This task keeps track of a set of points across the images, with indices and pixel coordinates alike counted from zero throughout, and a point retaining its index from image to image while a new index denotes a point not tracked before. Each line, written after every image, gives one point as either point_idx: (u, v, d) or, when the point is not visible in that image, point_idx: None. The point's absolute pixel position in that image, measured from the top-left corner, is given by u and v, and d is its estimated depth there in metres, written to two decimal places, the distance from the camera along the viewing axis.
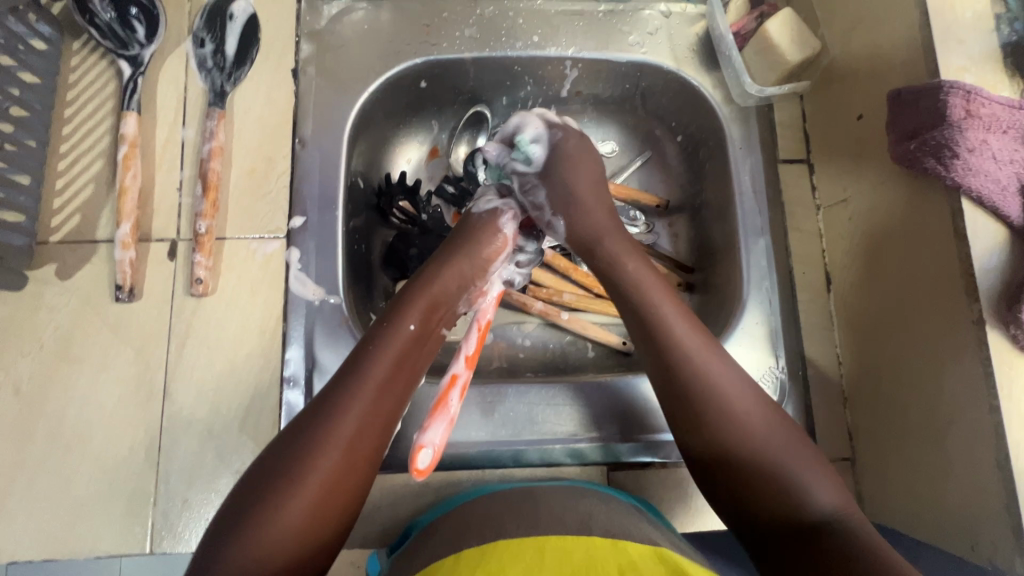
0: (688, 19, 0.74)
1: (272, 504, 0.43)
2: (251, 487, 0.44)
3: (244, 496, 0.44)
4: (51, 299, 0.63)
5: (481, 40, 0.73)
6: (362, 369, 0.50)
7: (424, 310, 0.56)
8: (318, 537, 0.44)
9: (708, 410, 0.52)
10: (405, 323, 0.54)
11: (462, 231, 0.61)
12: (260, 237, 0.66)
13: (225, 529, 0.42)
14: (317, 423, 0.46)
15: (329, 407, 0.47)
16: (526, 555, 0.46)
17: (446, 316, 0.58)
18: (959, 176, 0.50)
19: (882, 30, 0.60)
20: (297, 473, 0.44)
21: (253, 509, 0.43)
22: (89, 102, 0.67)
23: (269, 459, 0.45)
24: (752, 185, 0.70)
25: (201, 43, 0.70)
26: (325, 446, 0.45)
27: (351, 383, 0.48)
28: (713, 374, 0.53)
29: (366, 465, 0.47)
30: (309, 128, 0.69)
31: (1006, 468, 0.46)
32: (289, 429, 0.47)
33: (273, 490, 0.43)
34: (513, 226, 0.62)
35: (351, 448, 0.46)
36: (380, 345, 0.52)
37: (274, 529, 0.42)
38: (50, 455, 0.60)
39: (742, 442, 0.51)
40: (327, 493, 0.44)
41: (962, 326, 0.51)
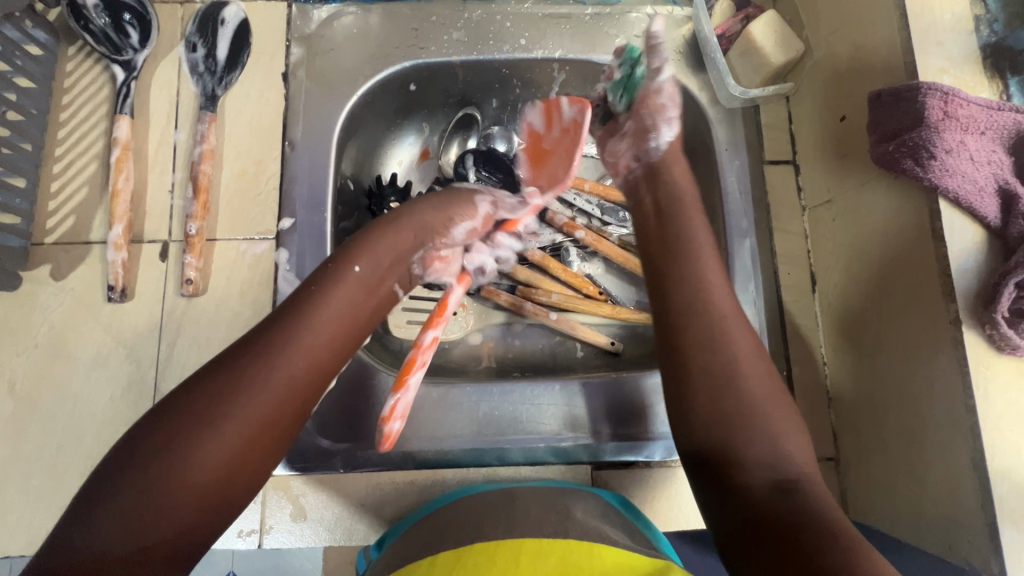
0: (674, 21, 0.75)
1: (185, 441, 0.42)
2: (164, 420, 0.43)
3: (152, 429, 0.43)
4: (46, 299, 0.65)
5: (469, 43, 0.74)
6: (299, 316, 0.49)
7: (377, 263, 0.57)
8: (228, 485, 0.43)
9: (709, 362, 0.50)
10: (355, 273, 0.54)
11: (438, 196, 0.64)
12: (250, 238, 0.67)
13: (130, 453, 0.41)
14: (250, 359, 0.46)
15: (257, 350, 0.46)
16: (504, 557, 0.47)
17: (398, 268, 0.59)
18: (936, 177, 0.50)
19: (863, 30, 0.60)
20: (213, 412, 0.43)
21: (164, 440, 0.42)
22: (84, 107, 0.69)
23: (184, 394, 0.44)
24: (737, 186, 0.71)
25: (194, 48, 0.71)
26: (249, 389, 0.44)
27: (288, 328, 0.48)
28: (724, 305, 0.53)
29: (291, 420, 0.47)
30: (299, 131, 0.70)
31: (982, 467, 0.47)
32: (209, 368, 0.46)
33: (186, 429, 0.42)
34: (486, 204, 0.67)
35: (281, 395, 0.46)
36: (325, 289, 0.52)
37: (186, 465, 0.41)
38: (44, 452, 0.62)
39: (733, 411, 0.49)
40: (248, 437, 0.44)
41: (940, 326, 0.51)
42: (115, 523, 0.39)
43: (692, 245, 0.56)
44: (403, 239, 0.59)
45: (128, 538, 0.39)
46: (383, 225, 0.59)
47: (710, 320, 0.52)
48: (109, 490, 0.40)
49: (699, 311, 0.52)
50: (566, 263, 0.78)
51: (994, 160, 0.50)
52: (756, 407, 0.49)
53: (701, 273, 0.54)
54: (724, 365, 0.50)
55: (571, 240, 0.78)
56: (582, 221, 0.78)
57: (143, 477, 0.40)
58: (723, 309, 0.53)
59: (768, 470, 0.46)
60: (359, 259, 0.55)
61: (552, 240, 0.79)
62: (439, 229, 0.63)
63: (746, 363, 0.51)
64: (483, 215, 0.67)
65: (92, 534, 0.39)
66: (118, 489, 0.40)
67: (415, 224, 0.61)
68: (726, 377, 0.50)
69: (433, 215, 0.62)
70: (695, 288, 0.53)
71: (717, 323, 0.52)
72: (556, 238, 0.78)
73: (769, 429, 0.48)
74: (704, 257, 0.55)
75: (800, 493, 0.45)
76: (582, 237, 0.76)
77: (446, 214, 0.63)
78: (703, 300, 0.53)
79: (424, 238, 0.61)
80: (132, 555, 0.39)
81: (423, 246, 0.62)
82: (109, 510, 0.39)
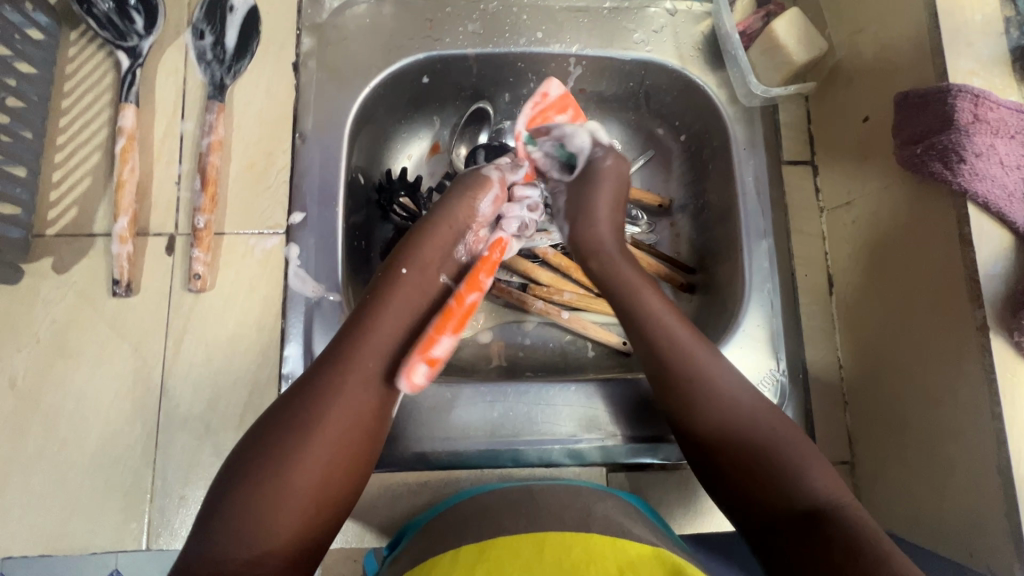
0: (693, 17, 0.74)
1: (282, 457, 0.45)
2: (260, 442, 0.46)
3: (248, 451, 0.46)
4: (47, 292, 0.63)
5: (484, 35, 0.72)
6: (361, 329, 0.52)
7: (423, 264, 0.57)
8: (327, 491, 0.46)
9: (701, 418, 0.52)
10: (402, 277, 0.56)
11: (456, 187, 0.63)
12: (260, 233, 0.66)
13: (235, 476, 0.45)
14: (326, 376, 0.49)
15: (330, 366, 0.49)
16: (527, 549, 0.46)
17: (444, 264, 0.59)
18: (966, 182, 0.49)
19: (889, 30, 0.59)
20: (302, 426, 0.46)
21: (263, 460, 0.45)
22: (87, 94, 0.67)
23: (272, 416, 0.47)
24: (755, 186, 0.70)
25: (201, 35, 0.69)
26: (330, 399, 0.48)
27: (352, 341, 0.51)
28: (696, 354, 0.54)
29: (372, 422, 0.50)
30: (310, 123, 0.68)
31: (1007, 475, 0.46)
32: (291, 390, 0.49)
33: (280, 445, 0.45)
34: (498, 171, 0.65)
35: (359, 403, 0.49)
36: (381, 296, 0.55)
37: (288, 479, 0.44)
38: (46, 450, 0.60)
39: (746, 455, 0.50)
40: (338, 446, 0.47)
41: (965, 332, 0.50)
42: (234, 538, 0.42)
43: (653, 317, 0.56)
44: (442, 237, 0.59)
45: (248, 547, 0.42)
46: (419, 230, 0.60)
47: (692, 392, 0.53)
48: (221, 512, 0.43)
49: (683, 387, 0.53)
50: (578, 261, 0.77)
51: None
52: (758, 451, 0.50)
53: (675, 339, 0.55)
54: (716, 424, 0.51)
55: None
56: None
57: (252, 496, 0.43)
58: (706, 368, 0.54)
59: (790, 498, 0.47)
60: (406, 263, 0.57)
61: (564, 238, 0.77)
62: (472, 219, 0.62)
63: (743, 412, 0.52)
64: (500, 183, 0.64)
65: (217, 553, 0.42)
66: (228, 507, 0.43)
67: (447, 219, 0.60)
68: (732, 432, 0.51)
69: (465, 206, 0.61)
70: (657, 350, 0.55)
71: (701, 388, 0.53)
72: None
73: (788, 460, 0.49)
74: (664, 315, 0.56)
75: (825, 512, 0.46)
76: None
77: (476, 203, 0.62)
78: (685, 368, 0.53)
79: (460, 230, 0.61)
80: (251, 564, 0.41)
81: (464, 240, 0.61)
82: (225, 527, 0.42)
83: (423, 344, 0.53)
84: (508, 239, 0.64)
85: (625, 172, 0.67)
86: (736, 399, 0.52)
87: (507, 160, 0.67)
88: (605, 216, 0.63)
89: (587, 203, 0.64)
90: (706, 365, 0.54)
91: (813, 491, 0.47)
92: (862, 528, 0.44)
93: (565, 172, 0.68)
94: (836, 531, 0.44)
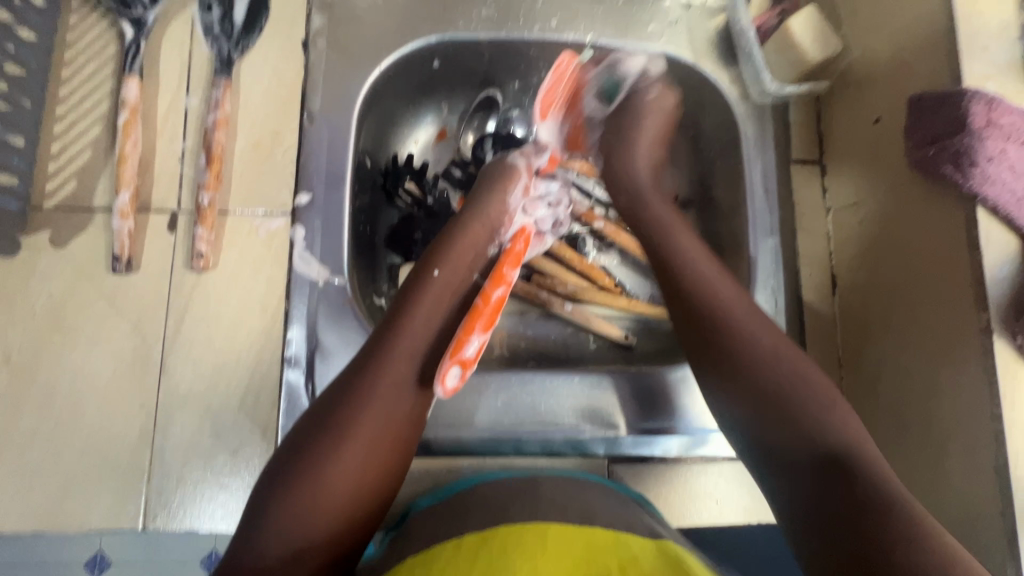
0: (708, 11, 0.73)
1: (318, 462, 0.45)
2: (297, 448, 0.46)
3: (288, 455, 0.46)
4: (44, 267, 0.61)
5: (498, 20, 0.71)
6: (394, 329, 0.53)
7: (453, 260, 0.59)
8: (365, 491, 0.46)
9: (730, 334, 0.51)
10: (433, 274, 0.57)
11: (481, 186, 0.65)
12: (265, 213, 0.65)
13: (274, 483, 0.45)
14: (361, 380, 0.49)
15: (363, 370, 0.50)
16: (530, 541, 0.45)
17: (476, 262, 0.61)
18: (977, 185, 0.50)
19: (905, 32, 0.59)
20: (338, 430, 0.47)
21: (299, 465, 0.45)
22: (90, 64, 0.65)
23: (308, 424, 0.48)
24: (763, 184, 0.70)
25: (209, 8, 0.68)
26: (368, 399, 0.48)
27: (386, 344, 0.51)
28: (717, 290, 0.54)
29: (407, 422, 0.50)
30: (318, 103, 0.67)
31: (1004, 474, 0.48)
32: (327, 395, 0.49)
33: (318, 447, 0.46)
34: (523, 161, 0.68)
35: (391, 405, 0.49)
36: (416, 295, 0.55)
37: (325, 484, 0.45)
38: (40, 427, 0.59)
39: (773, 379, 0.49)
40: (371, 448, 0.47)
41: (968, 334, 0.51)
42: (277, 539, 0.43)
43: (679, 252, 0.58)
44: (474, 237, 0.61)
45: (281, 544, 0.43)
46: (452, 230, 0.61)
47: (732, 353, 0.51)
48: (263, 514, 0.44)
49: (707, 317, 0.53)
50: (582, 254, 0.77)
51: None
52: (777, 386, 0.48)
53: (721, 302, 0.53)
54: (738, 364, 0.50)
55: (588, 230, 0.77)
56: (601, 211, 0.77)
57: (290, 502, 0.44)
58: (749, 323, 0.52)
59: (814, 441, 0.45)
60: (434, 262, 0.58)
61: (570, 229, 0.76)
62: (502, 216, 0.64)
63: (768, 343, 0.51)
64: (527, 172, 0.67)
65: (258, 554, 0.43)
66: (270, 510, 0.44)
67: (480, 218, 0.62)
68: (747, 356, 0.50)
69: (492, 206, 0.63)
70: (685, 277, 0.56)
71: (738, 341, 0.51)
72: (574, 228, 0.76)
73: (821, 400, 0.47)
74: (693, 254, 0.57)
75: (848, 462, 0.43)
76: (601, 229, 0.75)
77: (503, 201, 0.64)
78: (734, 330, 0.52)
79: (490, 228, 0.62)
80: (290, 561, 0.43)
81: (496, 238, 0.63)
82: (266, 531, 0.43)
83: (455, 347, 0.53)
84: (529, 229, 0.67)
85: (668, 108, 0.69)
86: (755, 330, 0.52)
87: (532, 145, 0.70)
88: (643, 155, 0.67)
89: (624, 139, 0.68)
90: (737, 309, 0.53)
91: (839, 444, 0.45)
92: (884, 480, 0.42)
93: (604, 104, 0.72)
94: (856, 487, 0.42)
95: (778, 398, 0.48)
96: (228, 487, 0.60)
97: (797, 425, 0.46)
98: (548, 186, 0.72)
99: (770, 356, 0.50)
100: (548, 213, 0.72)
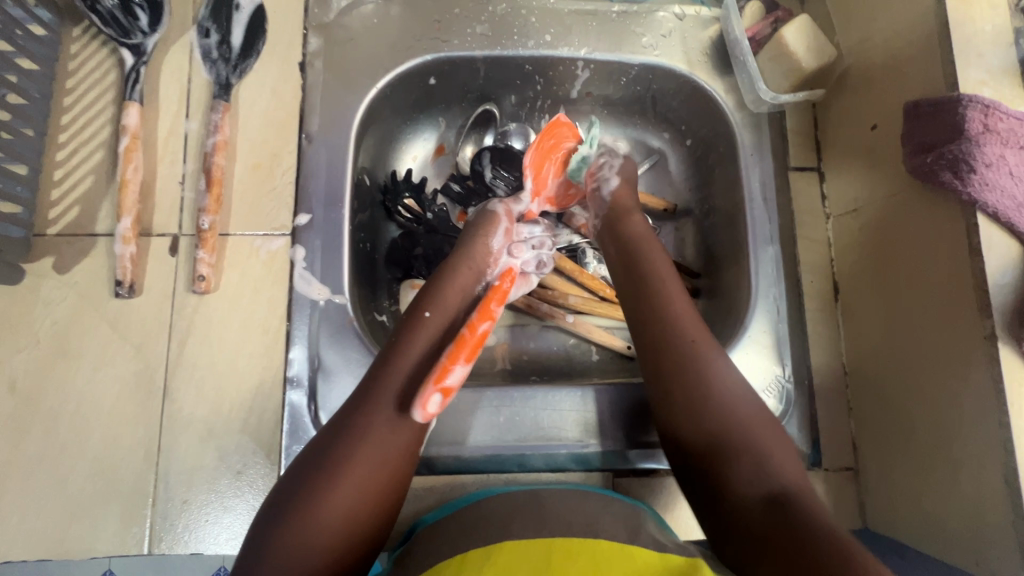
0: (702, 21, 0.73)
1: (307, 507, 0.45)
2: (289, 491, 0.46)
3: (284, 493, 0.47)
4: (48, 293, 0.62)
5: (492, 37, 0.71)
6: (382, 370, 0.52)
7: (441, 299, 0.58)
8: (357, 529, 0.46)
9: (697, 356, 0.54)
10: (424, 313, 0.56)
11: (472, 226, 0.65)
12: (265, 234, 0.65)
13: (267, 528, 0.45)
14: (351, 426, 0.49)
15: (353, 412, 0.50)
16: (534, 556, 0.45)
17: (466, 302, 0.59)
18: (975, 192, 0.49)
19: (899, 38, 0.59)
20: (327, 475, 0.46)
21: (291, 509, 0.45)
22: (89, 91, 0.66)
23: (300, 466, 0.48)
24: (762, 192, 0.70)
25: (207, 33, 0.69)
26: (358, 443, 0.48)
27: (375, 389, 0.51)
28: (675, 312, 0.57)
29: (402, 460, 0.50)
30: (316, 124, 0.68)
31: (1014, 483, 0.47)
32: (324, 433, 0.50)
33: (310, 488, 0.46)
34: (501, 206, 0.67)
35: (383, 451, 0.48)
36: (405, 337, 0.55)
37: (313, 530, 0.44)
38: (44, 453, 0.59)
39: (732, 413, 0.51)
40: (359, 496, 0.46)
41: (973, 340, 0.51)
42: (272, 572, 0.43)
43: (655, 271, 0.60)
44: (462, 277, 0.60)
45: None
46: (441, 272, 0.60)
47: (683, 356, 0.54)
48: (261, 544, 0.44)
49: (673, 337, 0.55)
50: (583, 265, 0.77)
51: None
52: (732, 422, 0.51)
53: (662, 298, 0.58)
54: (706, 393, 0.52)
55: (588, 242, 0.77)
56: None
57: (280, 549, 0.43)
58: (686, 318, 0.56)
59: (762, 477, 0.48)
60: (426, 301, 0.58)
61: (568, 241, 0.77)
62: (489, 257, 0.63)
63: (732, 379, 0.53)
64: (507, 216, 0.67)
65: None
66: (268, 539, 0.44)
67: (467, 259, 0.61)
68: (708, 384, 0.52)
69: (479, 247, 0.63)
70: (647, 296, 0.58)
71: (692, 350, 0.54)
72: (573, 239, 0.77)
73: (762, 442, 0.50)
74: (664, 284, 0.59)
75: (786, 498, 0.46)
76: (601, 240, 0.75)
77: (488, 242, 0.64)
78: (686, 340, 0.55)
79: (478, 267, 0.62)
80: None
81: (486, 277, 0.62)
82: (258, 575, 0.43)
83: (438, 373, 0.49)
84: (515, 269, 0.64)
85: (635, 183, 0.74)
86: (721, 365, 0.54)
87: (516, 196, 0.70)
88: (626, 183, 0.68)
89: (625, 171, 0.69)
90: (702, 338, 0.55)
91: (780, 479, 0.47)
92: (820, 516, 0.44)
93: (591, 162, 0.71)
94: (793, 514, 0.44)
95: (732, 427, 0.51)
96: (233, 510, 0.60)
97: (749, 460, 0.49)
98: (532, 229, 0.69)
99: (733, 390, 0.53)
100: (531, 255, 0.67)
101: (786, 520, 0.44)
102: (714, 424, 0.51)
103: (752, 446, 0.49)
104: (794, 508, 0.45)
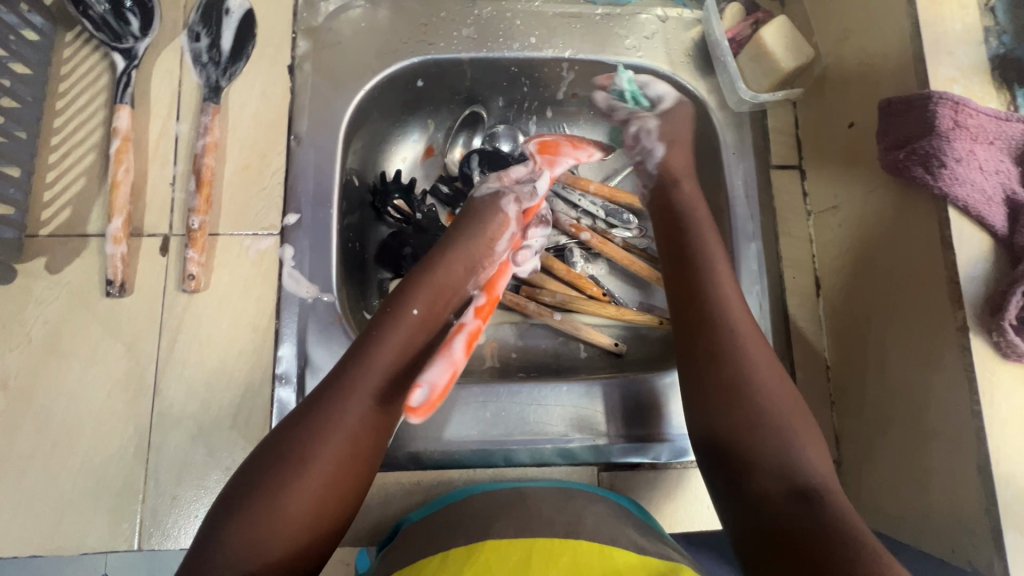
0: (684, 23, 0.75)
1: (276, 490, 0.46)
2: (259, 470, 0.47)
3: (252, 471, 0.48)
4: (39, 293, 0.63)
5: (478, 40, 0.73)
6: (361, 358, 0.53)
7: (429, 298, 0.59)
8: (324, 516, 0.47)
9: (743, 341, 0.55)
10: (411, 309, 0.58)
11: (465, 218, 0.66)
12: (254, 234, 0.66)
13: (233, 504, 0.46)
14: (326, 412, 0.50)
15: (329, 399, 0.51)
16: (516, 555, 0.46)
17: (452, 302, 0.61)
18: (946, 186, 0.50)
19: (874, 38, 0.61)
20: (299, 459, 0.47)
21: (258, 489, 0.46)
22: (82, 95, 0.67)
23: (271, 444, 0.49)
24: (745, 190, 0.71)
25: (196, 37, 0.70)
26: (332, 432, 0.49)
27: (351, 379, 0.52)
28: (728, 296, 0.58)
29: (373, 452, 0.51)
30: (305, 125, 0.69)
31: (986, 471, 0.48)
32: (292, 416, 0.50)
33: (280, 470, 0.47)
34: (512, 206, 0.67)
35: (355, 443, 0.50)
36: (389, 331, 0.56)
37: (279, 513, 0.45)
38: (36, 450, 0.60)
39: (770, 403, 0.52)
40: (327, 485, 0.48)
41: (947, 333, 0.52)
42: (231, 546, 0.44)
43: (708, 255, 0.61)
44: (452, 276, 0.62)
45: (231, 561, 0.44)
46: (431, 268, 0.61)
47: (729, 343, 0.55)
48: (225, 520, 0.45)
49: (716, 317, 0.57)
50: (571, 264, 0.77)
51: (1003, 170, 0.51)
52: (773, 410, 0.52)
53: (716, 283, 0.59)
54: (747, 379, 0.53)
55: (575, 241, 0.78)
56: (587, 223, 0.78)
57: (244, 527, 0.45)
58: (735, 306, 0.58)
59: (791, 472, 0.49)
60: (414, 297, 0.59)
61: (555, 240, 0.78)
62: (484, 257, 0.65)
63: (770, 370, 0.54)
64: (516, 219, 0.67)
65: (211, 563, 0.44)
66: (232, 519, 0.45)
67: (461, 259, 0.63)
68: (748, 368, 0.54)
69: (475, 248, 0.64)
70: (700, 280, 0.59)
71: (738, 337, 0.55)
72: (560, 240, 0.77)
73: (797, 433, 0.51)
74: (721, 272, 0.60)
75: (811, 494, 0.47)
76: (587, 240, 0.76)
77: (485, 243, 0.65)
78: (731, 326, 0.56)
79: (471, 269, 0.63)
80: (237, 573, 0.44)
81: (476, 277, 0.64)
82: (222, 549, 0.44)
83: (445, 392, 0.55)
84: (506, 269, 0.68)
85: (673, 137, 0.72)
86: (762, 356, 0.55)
87: (527, 187, 0.69)
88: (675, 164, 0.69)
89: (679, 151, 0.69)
90: (749, 328, 0.56)
91: (807, 475, 0.49)
92: (841, 511, 0.46)
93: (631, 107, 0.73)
94: (813, 509, 0.46)
95: (769, 418, 0.52)
96: None
97: (782, 454, 0.50)
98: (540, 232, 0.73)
99: (774, 382, 0.54)
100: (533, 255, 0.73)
101: (808, 514, 0.46)
102: (751, 413, 0.52)
103: (786, 438, 0.51)
104: (816, 504, 0.46)
